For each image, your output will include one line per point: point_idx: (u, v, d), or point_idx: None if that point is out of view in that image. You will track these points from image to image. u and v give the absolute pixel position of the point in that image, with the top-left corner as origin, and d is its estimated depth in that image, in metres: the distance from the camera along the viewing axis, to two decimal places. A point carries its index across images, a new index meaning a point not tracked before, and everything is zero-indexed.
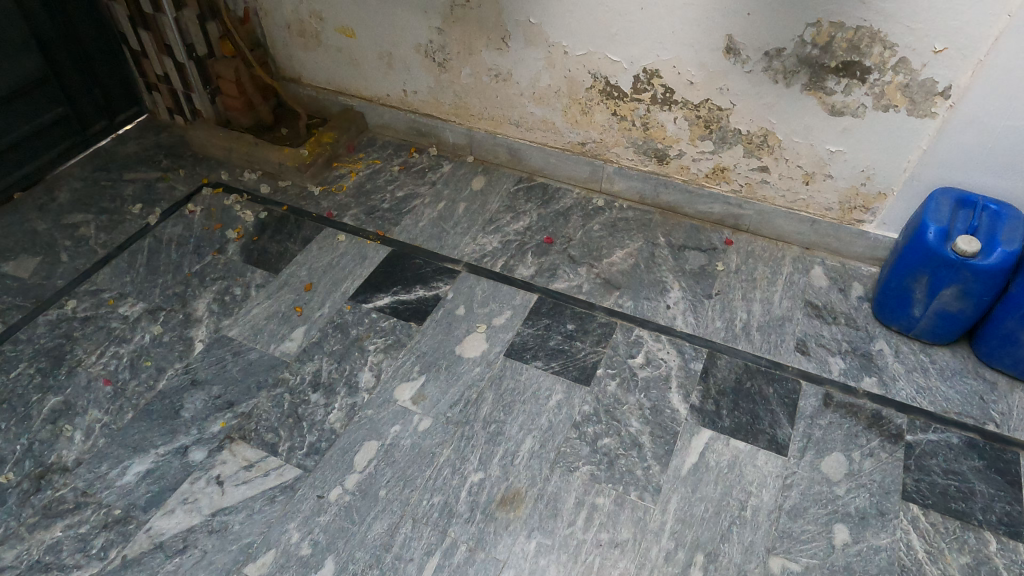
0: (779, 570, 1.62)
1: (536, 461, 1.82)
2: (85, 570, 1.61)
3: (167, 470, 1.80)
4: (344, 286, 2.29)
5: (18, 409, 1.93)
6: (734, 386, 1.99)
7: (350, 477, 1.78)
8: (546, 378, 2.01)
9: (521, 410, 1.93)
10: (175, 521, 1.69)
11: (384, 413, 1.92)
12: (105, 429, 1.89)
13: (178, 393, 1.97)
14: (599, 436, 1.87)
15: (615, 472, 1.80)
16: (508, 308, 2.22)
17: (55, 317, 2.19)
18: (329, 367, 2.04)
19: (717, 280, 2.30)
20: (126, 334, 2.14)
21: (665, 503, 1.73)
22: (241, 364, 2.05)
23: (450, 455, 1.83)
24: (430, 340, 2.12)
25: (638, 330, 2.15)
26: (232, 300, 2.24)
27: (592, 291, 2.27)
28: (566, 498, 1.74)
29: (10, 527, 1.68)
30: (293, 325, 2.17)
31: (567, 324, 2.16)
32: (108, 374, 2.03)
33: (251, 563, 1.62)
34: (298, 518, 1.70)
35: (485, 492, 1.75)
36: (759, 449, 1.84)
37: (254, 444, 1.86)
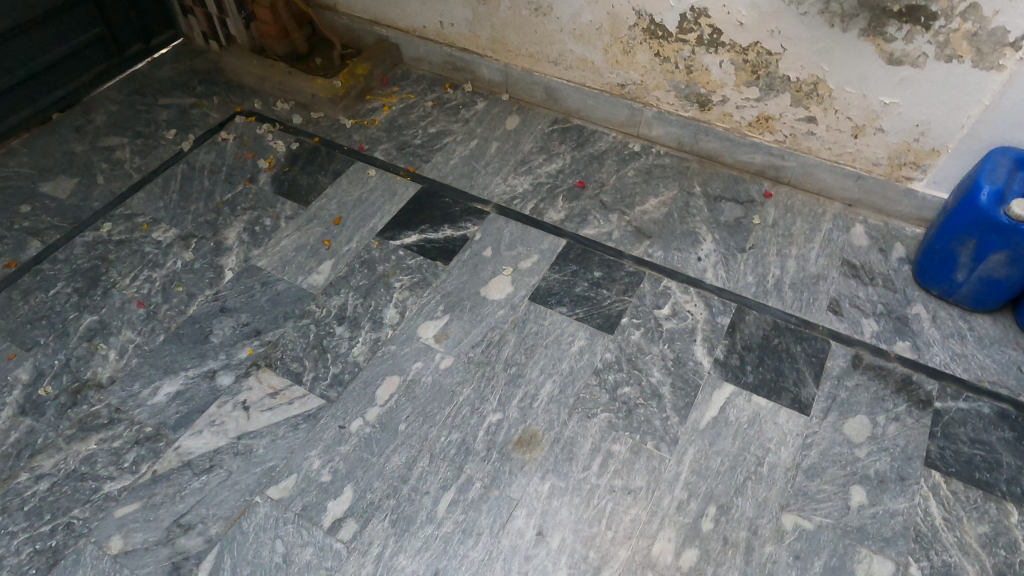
0: (791, 527, 1.61)
1: (554, 405, 1.83)
2: (117, 481, 1.69)
3: (196, 392, 1.85)
4: (372, 222, 2.28)
5: (57, 326, 2.00)
6: (761, 343, 1.95)
7: (371, 410, 1.81)
8: (570, 324, 2.00)
9: (543, 354, 1.93)
10: (202, 441, 1.75)
11: (407, 350, 1.94)
12: (138, 350, 1.94)
13: (208, 319, 2.01)
14: (620, 384, 1.87)
15: (633, 421, 1.80)
16: (536, 252, 2.19)
17: (91, 239, 2.23)
18: (354, 302, 2.06)
19: (752, 234, 2.24)
20: (159, 259, 2.17)
21: (681, 454, 1.73)
22: (270, 294, 2.08)
23: (470, 394, 1.85)
24: (456, 280, 2.11)
25: (667, 281, 2.11)
26: (262, 231, 2.25)
27: (622, 239, 2.23)
28: (582, 443, 1.75)
29: (49, 437, 1.76)
30: (321, 258, 2.18)
31: (594, 271, 2.14)
32: (141, 297, 2.07)
33: (274, 486, 1.68)
34: (319, 445, 1.75)
35: (503, 432, 1.77)
36: (782, 407, 1.82)
37: (280, 372, 1.90)
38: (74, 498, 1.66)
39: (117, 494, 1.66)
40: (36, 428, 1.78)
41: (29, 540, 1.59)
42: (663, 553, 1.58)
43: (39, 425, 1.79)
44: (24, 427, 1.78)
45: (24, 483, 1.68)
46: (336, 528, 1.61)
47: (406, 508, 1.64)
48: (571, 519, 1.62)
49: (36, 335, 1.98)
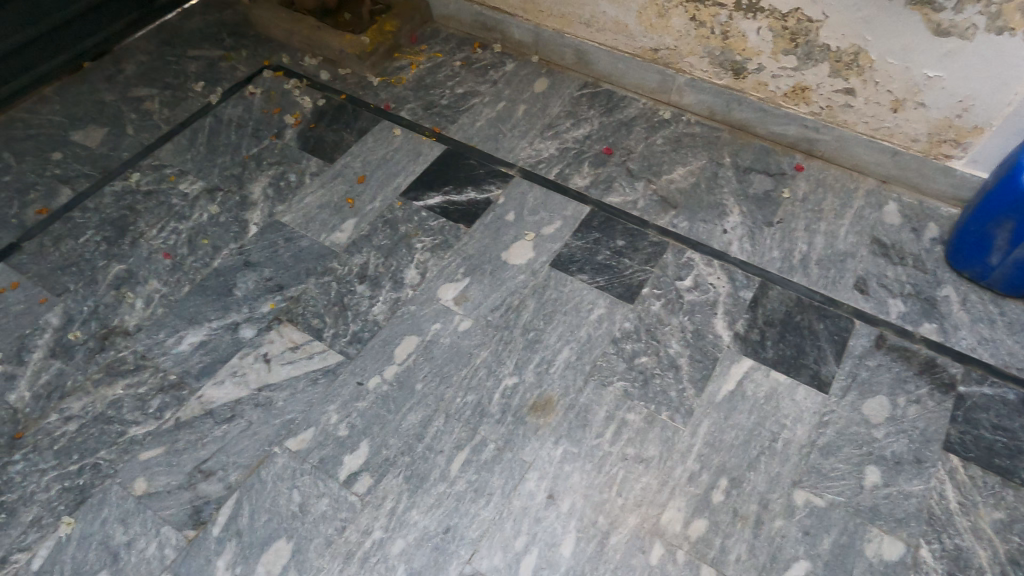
0: (802, 503, 1.61)
1: (571, 371, 1.83)
2: (142, 426, 1.73)
3: (219, 343, 1.89)
4: (396, 182, 2.28)
5: (86, 273, 2.04)
6: (783, 319, 1.93)
7: (389, 369, 1.84)
8: (590, 293, 1.99)
9: (561, 320, 1.93)
10: (224, 391, 1.79)
11: (426, 311, 1.95)
12: (164, 299, 1.98)
13: (232, 272, 2.04)
14: (637, 354, 1.87)
15: (649, 391, 1.80)
16: (559, 218, 2.17)
17: (120, 189, 2.26)
18: (376, 261, 2.07)
19: (781, 208, 2.19)
20: (186, 211, 2.20)
21: (695, 426, 1.73)
22: (293, 250, 2.10)
23: (487, 357, 1.86)
24: (477, 243, 2.11)
25: (691, 253, 2.09)
26: (287, 187, 2.26)
27: (647, 208, 2.20)
28: (596, 411, 1.76)
29: (77, 380, 1.81)
30: (344, 216, 2.18)
31: (616, 240, 2.11)
32: (168, 248, 2.10)
33: (292, 438, 1.71)
34: (337, 401, 1.78)
35: (518, 396, 1.78)
36: (800, 384, 1.81)
37: (301, 327, 1.92)
38: (101, 440, 1.71)
39: (142, 438, 1.71)
40: (66, 371, 1.83)
41: (58, 478, 1.65)
42: (672, 522, 1.59)
43: (68, 368, 1.84)
44: (54, 369, 1.83)
45: (54, 423, 1.74)
46: (351, 481, 1.64)
47: (419, 466, 1.67)
48: (582, 484, 1.64)
49: (66, 282, 2.02)
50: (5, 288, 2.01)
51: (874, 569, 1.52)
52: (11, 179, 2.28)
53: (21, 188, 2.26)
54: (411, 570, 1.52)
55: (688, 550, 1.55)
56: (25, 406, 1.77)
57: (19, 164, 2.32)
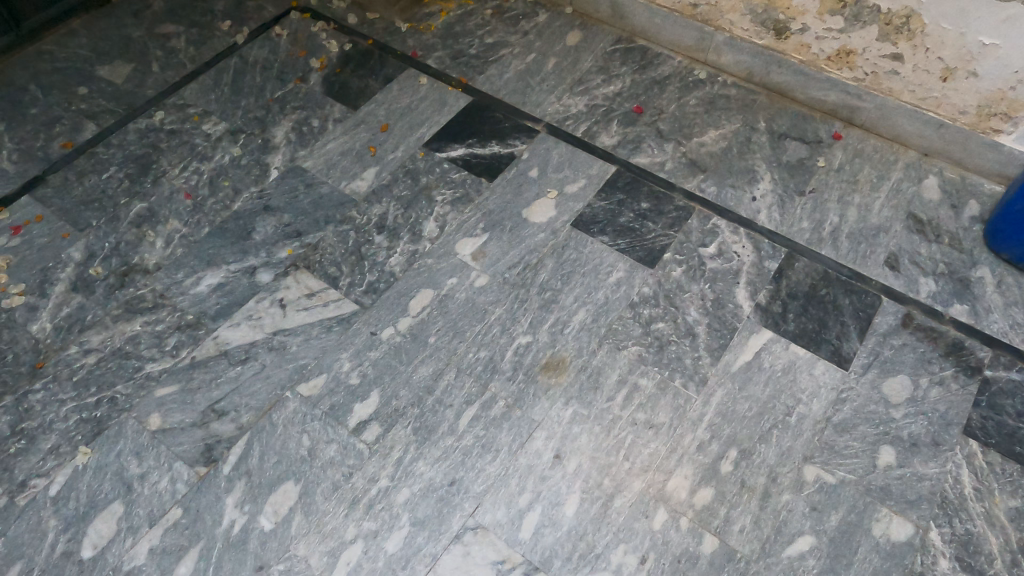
0: (811, 479, 1.59)
1: (585, 333, 1.81)
2: (158, 363, 1.76)
3: (236, 286, 1.89)
4: (420, 132, 2.23)
5: (108, 209, 2.05)
6: (807, 292, 1.88)
7: (403, 321, 1.83)
8: (610, 255, 1.95)
9: (579, 281, 1.90)
10: (240, 334, 1.81)
11: (443, 265, 1.93)
12: (183, 240, 1.99)
13: (251, 216, 2.03)
14: (654, 319, 1.84)
15: (664, 357, 1.77)
16: (583, 177, 2.12)
17: (144, 126, 2.25)
18: (395, 212, 2.04)
19: (814, 177, 2.12)
20: (208, 152, 2.18)
21: (708, 395, 1.71)
22: (313, 197, 2.08)
23: (502, 314, 1.84)
24: (498, 199, 2.07)
25: (717, 219, 2.03)
26: (309, 132, 2.24)
27: (675, 171, 2.14)
28: (609, 374, 1.74)
29: (97, 315, 1.84)
30: (365, 164, 2.15)
31: (641, 202, 2.06)
32: (189, 188, 2.10)
33: (304, 383, 1.73)
34: (350, 349, 1.78)
35: (530, 355, 1.77)
36: (820, 358, 1.76)
37: (317, 275, 1.92)
38: (119, 374, 1.74)
39: (158, 375, 1.74)
40: (86, 305, 1.86)
41: (76, 409, 1.69)
42: (678, 489, 1.58)
43: (89, 302, 1.86)
44: (75, 303, 1.86)
45: (74, 355, 1.77)
46: (360, 430, 1.66)
47: (428, 418, 1.67)
48: (589, 446, 1.63)
49: (89, 217, 2.03)
50: (30, 220, 2.03)
51: (880, 549, 1.50)
52: (37, 112, 2.28)
53: (47, 121, 2.26)
54: (414, 519, 1.54)
55: (691, 518, 1.54)
56: (46, 337, 1.80)
57: (46, 97, 2.32)
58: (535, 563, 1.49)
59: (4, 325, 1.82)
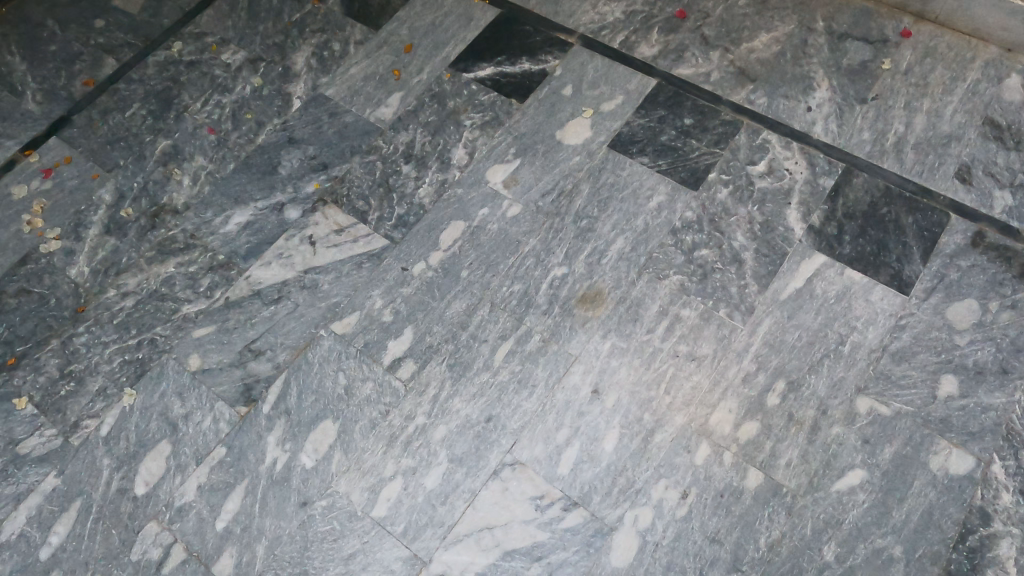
0: (865, 411, 1.51)
1: (624, 263, 1.73)
2: (194, 304, 1.76)
3: (265, 224, 1.86)
4: (445, 51, 2.10)
5: (134, 148, 2.02)
6: (866, 211, 1.73)
7: (434, 255, 1.78)
8: (650, 177, 1.83)
9: (617, 208, 1.80)
10: (271, 273, 1.78)
11: (474, 195, 1.85)
12: (210, 177, 1.95)
13: (276, 150, 1.97)
14: (697, 246, 1.73)
15: (707, 286, 1.68)
16: (621, 93, 1.97)
17: (163, 59, 2.18)
18: (422, 140, 1.95)
19: (878, 82, 1.92)
20: (228, 83, 2.11)
21: (755, 325, 1.62)
22: (337, 127, 2.00)
23: (536, 246, 1.77)
24: (530, 121, 1.95)
25: (767, 134, 1.87)
26: (331, 56, 2.13)
27: (721, 82, 1.96)
28: (649, 305, 1.67)
29: (132, 257, 1.84)
30: (390, 89, 2.05)
31: (684, 118, 1.91)
32: (212, 123, 2.04)
33: (337, 321, 1.71)
34: (382, 285, 1.74)
35: (566, 287, 1.71)
36: (878, 283, 1.64)
37: (345, 209, 1.87)
38: (157, 317, 1.75)
39: (194, 316, 1.74)
40: (120, 247, 1.86)
41: (119, 351, 1.71)
42: (721, 423, 1.52)
43: (123, 245, 1.86)
44: (109, 246, 1.86)
45: (113, 298, 1.79)
46: (395, 367, 1.64)
47: (463, 354, 1.64)
48: (629, 380, 1.58)
49: (116, 157, 2.01)
50: (59, 162, 2.01)
51: (937, 483, 1.44)
52: (57, 48, 2.22)
53: (67, 58, 2.21)
54: (452, 456, 1.53)
55: (735, 452, 1.49)
56: (85, 280, 1.82)
57: (63, 33, 2.25)
58: (574, 498, 1.48)
59: (44, 269, 1.84)
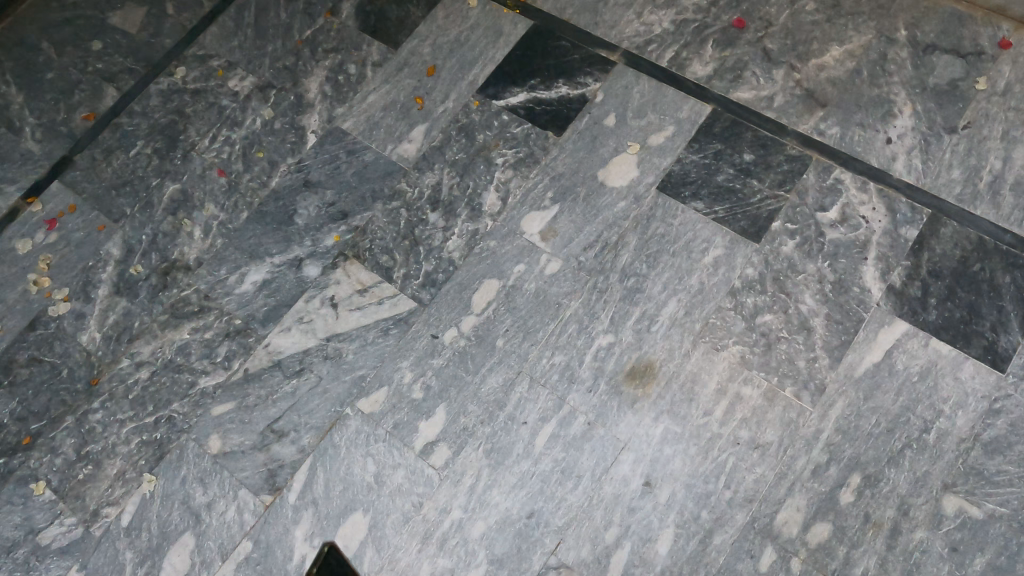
0: (953, 513, 1.36)
1: (676, 331, 1.55)
2: (211, 377, 1.64)
3: (283, 283, 1.72)
4: (472, 74, 1.88)
5: (141, 193, 1.87)
6: (955, 269, 1.53)
7: (466, 320, 1.62)
8: (705, 227, 1.64)
9: (668, 264, 1.61)
10: (291, 341, 1.65)
11: (508, 248, 1.68)
12: (222, 229, 1.80)
13: (291, 196, 1.81)
14: (760, 311, 1.55)
15: (771, 360, 1.50)
16: (671, 123, 1.75)
17: (166, 87, 2.00)
18: (450, 182, 1.77)
19: (971, 106, 1.66)
20: (238, 116, 1.93)
21: (826, 408, 1.45)
22: (357, 167, 1.82)
23: (579, 309, 1.60)
24: (569, 158, 1.75)
25: (839, 172, 1.65)
26: (346, 81, 1.93)
27: (786, 108, 1.73)
28: (705, 382, 1.50)
29: (145, 322, 1.72)
30: (412, 121, 1.85)
31: (743, 154, 1.70)
32: (222, 163, 1.88)
33: (364, 399, 1.58)
34: (411, 356, 1.60)
35: (613, 360, 1.54)
36: (969, 358, 1.45)
37: (368, 266, 1.71)
38: (173, 391, 1.64)
39: (212, 391, 1.63)
40: (132, 310, 1.74)
41: (136, 431, 1.62)
42: (789, 524, 1.39)
43: (134, 307, 1.74)
44: (121, 308, 1.74)
45: (127, 370, 1.68)
46: (427, 452, 1.51)
47: (501, 439, 1.51)
48: (684, 471, 1.44)
49: (122, 205, 1.86)
50: (63, 212, 1.88)
51: None
52: (53, 76, 2.05)
53: (65, 88, 2.04)
54: (492, 556, 1.43)
55: (804, 558, 1.37)
56: (97, 348, 1.71)
57: (60, 57, 2.07)
58: None
59: (54, 336, 1.74)
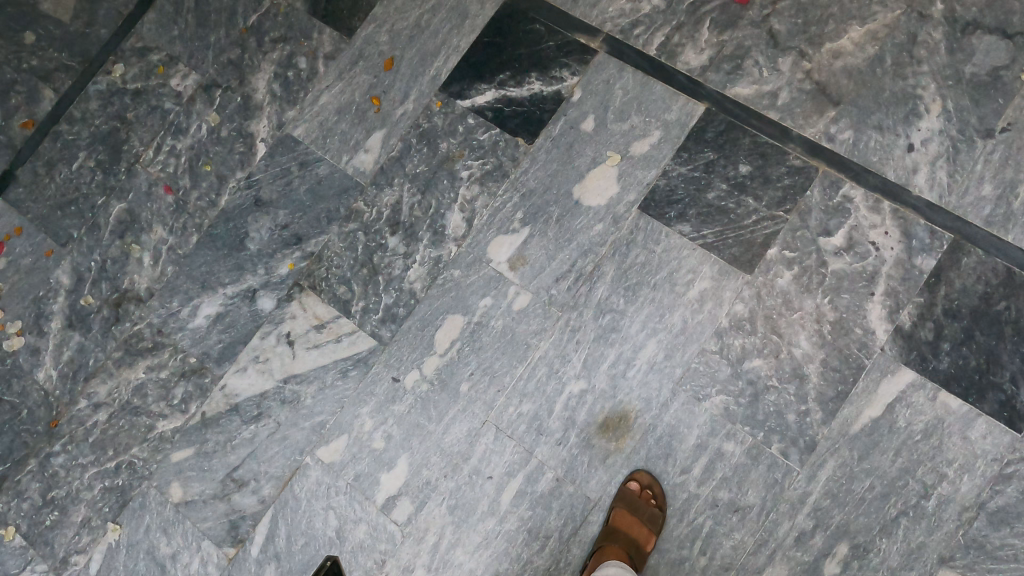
0: None
1: (655, 377, 1.41)
2: (169, 420, 1.58)
3: (237, 317, 1.61)
4: (434, 67, 1.66)
5: (87, 213, 1.75)
6: (975, 308, 1.34)
7: (428, 361, 1.51)
8: (691, 254, 1.45)
9: (648, 298, 1.45)
10: (248, 383, 1.57)
11: (473, 279, 1.53)
12: (172, 255, 1.68)
13: (242, 216, 1.66)
14: (747, 355, 1.39)
15: (757, 412, 1.36)
16: (656, 126, 1.52)
17: (105, 87, 1.82)
18: (410, 201, 1.60)
19: (1013, 103, 1.40)
20: (182, 122, 1.75)
21: (815, 468, 1.32)
22: (310, 182, 1.65)
23: (549, 351, 1.46)
24: (540, 171, 1.55)
25: (849, 188, 1.43)
26: (296, 78, 1.72)
27: (792, 106, 1.48)
28: (684, 436, 1.38)
29: (100, 359, 1.65)
30: (368, 127, 1.66)
31: (739, 165, 1.48)
32: (168, 179, 1.73)
33: (324, 447, 1.50)
34: (372, 402, 1.51)
35: (584, 409, 1.42)
36: (981, 414, 1.30)
37: (325, 298, 1.58)
38: (132, 435, 1.59)
39: (171, 436, 1.57)
40: (86, 346, 1.66)
41: (98, 476, 1.58)
42: None
43: (88, 343, 1.66)
44: (74, 343, 1.67)
45: (85, 411, 1.62)
46: (389, 507, 1.45)
47: (465, 495, 1.43)
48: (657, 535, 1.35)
49: (69, 227, 1.75)
50: (9, 234, 1.77)
51: None
52: None
53: None
54: None
55: None
56: (54, 387, 1.65)
57: None
58: None
59: (11, 373, 1.68)
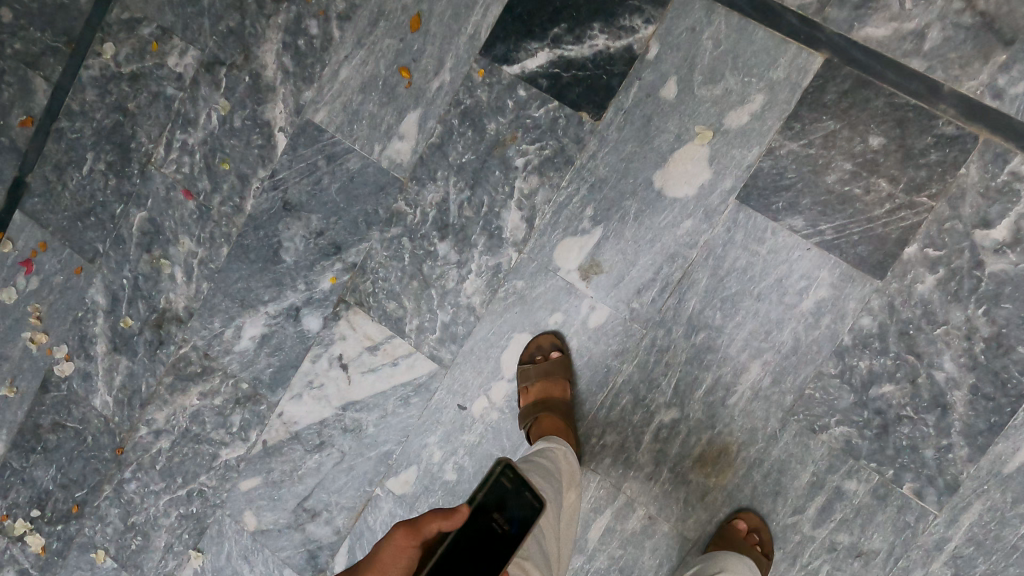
0: None
1: (760, 405, 1.21)
2: (232, 448, 1.51)
3: (284, 339, 1.47)
4: (471, 23, 1.33)
5: (107, 224, 1.58)
6: None
7: (497, 387, 1.35)
8: (805, 258, 1.18)
9: (751, 312, 1.21)
10: (305, 410, 1.45)
11: (540, 292, 1.31)
12: (204, 270, 1.52)
13: (271, 223, 1.47)
14: (876, 380, 1.17)
15: (887, 447, 1.17)
16: (759, 89, 1.19)
17: (98, 73, 1.56)
18: (458, 199, 1.35)
19: None
20: (189, 111, 1.51)
21: (957, 512, 1.15)
22: (342, 179, 1.42)
23: (634, 375, 1.27)
24: (611, 155, 1.27)
25: (1019, 163, 1.10)
26: (308, 48, 1.43)
27: (945, 50, 1.12)
28: (797, 473, 1.20)
29: (151, 384, 1.56)
30: (400, 106, 1.38)
31: (869, 137, 1.15)
32: (185, 181, 1.52)
33: (393, 478, 1.41)
34: (439, 432, 1.38)
35: (679, 441, 1.25)
36: None
37: (374, 315, 1.41)
38: (198, 463, 1.53)
39: (236, 464, 1.50)
40: (135, 371, 1.57)
41: (172, 503, 1.55)
42: None
43: (136, 367, 1.57)
44: (123, 368, 1.58)
45: (148, 438, 1.57)
46: None
47: None
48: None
49: (91, 240, 1.59)
50: (35, 250, 1.61)
51: None
52: None
53: None
54: None
55: None
56: (113, 414, 1.59)
57: None
58: None
59: (68, 399, 1.61)
